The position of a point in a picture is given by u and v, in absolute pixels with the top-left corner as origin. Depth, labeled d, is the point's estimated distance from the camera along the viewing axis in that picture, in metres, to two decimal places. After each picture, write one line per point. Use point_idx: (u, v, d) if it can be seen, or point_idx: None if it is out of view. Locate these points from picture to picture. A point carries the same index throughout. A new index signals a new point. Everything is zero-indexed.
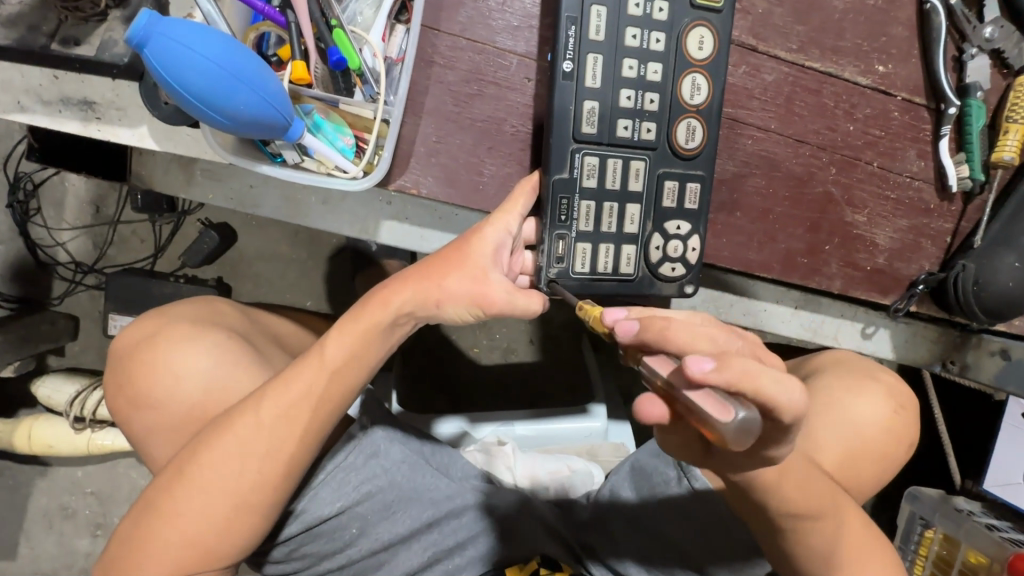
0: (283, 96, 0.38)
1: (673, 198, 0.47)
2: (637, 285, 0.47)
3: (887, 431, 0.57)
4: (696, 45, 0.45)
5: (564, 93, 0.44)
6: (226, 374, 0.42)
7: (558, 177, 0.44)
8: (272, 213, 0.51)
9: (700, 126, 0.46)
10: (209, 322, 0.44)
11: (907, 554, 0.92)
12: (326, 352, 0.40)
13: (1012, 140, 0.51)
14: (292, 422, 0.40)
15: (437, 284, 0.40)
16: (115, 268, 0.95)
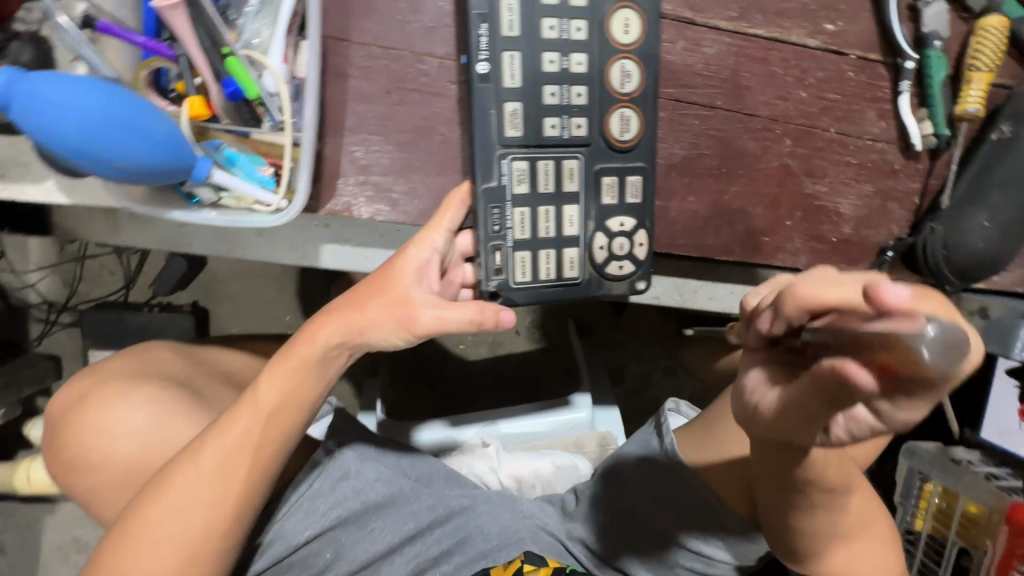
0: (179, 138, 0.36)
1: (612, 193, 0.45)
2: (584, 287, 0.46)
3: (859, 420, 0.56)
4: (621, 28, 0.43)
5: (482, 98, 0.41)
6: (166, 427, 0.43)
7: (486, 186, 0.42)
8: (207, 250, 0.49)
9: (634, 115, 0.44)
10: (142, 376, 0.45)
11: (907, 508, 0.92)
12: (258, 394, 0.39)
13: (976, 91, 0.48)
14: (232, 467, 0.39)
15: (361, 312, 0.39)
16: (88, 304, 0.95)
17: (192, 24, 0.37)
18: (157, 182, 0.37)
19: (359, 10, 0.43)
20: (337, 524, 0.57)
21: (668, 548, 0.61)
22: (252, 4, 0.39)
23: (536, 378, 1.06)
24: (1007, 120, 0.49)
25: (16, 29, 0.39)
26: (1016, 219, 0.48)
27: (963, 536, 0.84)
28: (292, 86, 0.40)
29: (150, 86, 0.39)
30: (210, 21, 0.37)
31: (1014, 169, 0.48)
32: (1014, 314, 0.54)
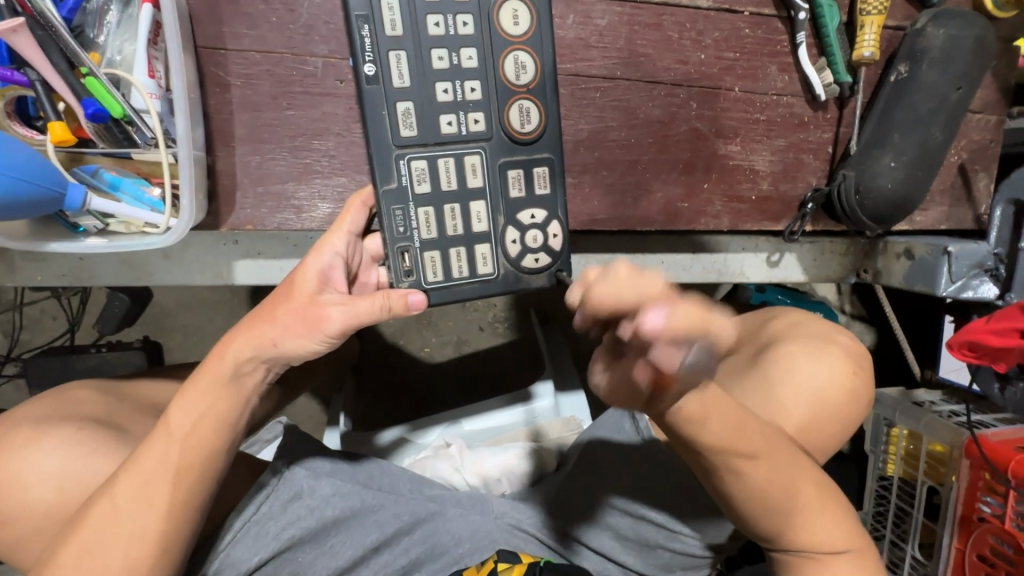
0: (38, 167, 0.35)
1: (519, 186, 0.43)
2: (501, 283, 0.44)
3: (841, 387, 0.53)
4: (511, 21, 0.41)
5: (373, 100, 0.40)
6: (80, 468, 0.40)
7: (385, 188, 0.40)
8: (113, 281, 0.47)
9: (534, 106, 0.43)
10: (55, 417, 0.43)
11: (878, 455, 0.93)
12: (171, 420, 0.38)
13: (870, 34, 0.49)
14: (150, 498, 0.38)
15: (268, 324, 0.37)
16: (32, 352, 0.91)
17: (42, 48, 0.35)
18: (27, 215, 0.35)
19: (232, 16, 0.42)
20: (294, 544, 0.55)
21: (646, 529, 0.60)
22: (113, 21, 0.38)
23: (504, 373, 1.06)
24: (903, 61, 0.49)
25: None
26: (921, 156, 0.49)
27: (931, 476, 0.84)
28: (164, 100, 0.39)
29: (15, 115, 0.38)
30: (64, 42, 0.35)
31: (915, 107, 0.48)
32: (938, 251, 0.53)
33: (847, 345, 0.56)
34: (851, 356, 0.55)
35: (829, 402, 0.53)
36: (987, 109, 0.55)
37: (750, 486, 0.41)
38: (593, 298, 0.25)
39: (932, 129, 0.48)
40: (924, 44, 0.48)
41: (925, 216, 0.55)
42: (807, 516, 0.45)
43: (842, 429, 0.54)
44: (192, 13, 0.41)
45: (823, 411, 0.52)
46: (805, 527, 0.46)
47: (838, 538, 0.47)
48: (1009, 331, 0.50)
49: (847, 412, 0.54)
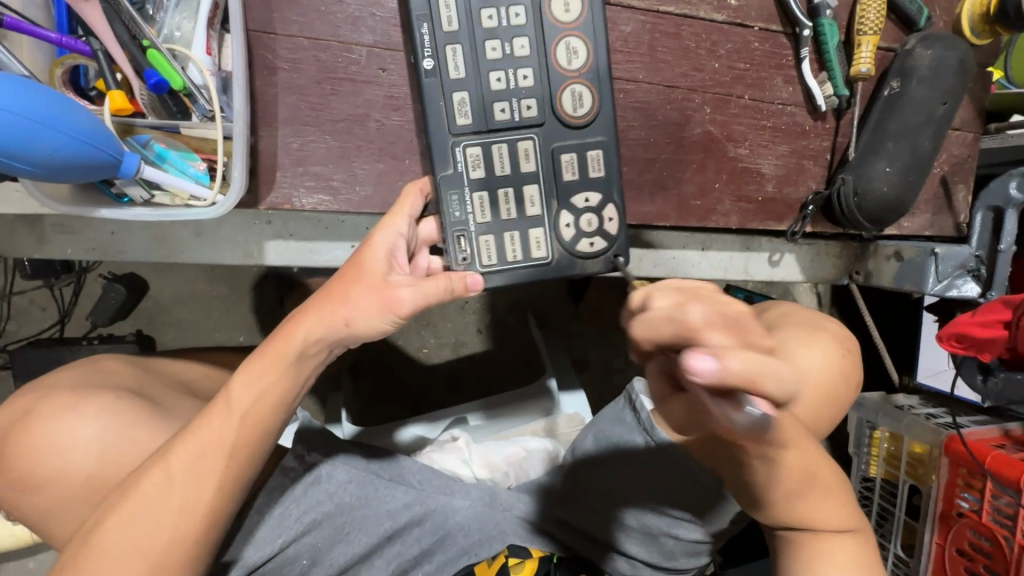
0: (99, 132, 0.35)
1: (574, 169, 0.45)
2: (556, 267, 0.45)
3: (834, 372, 0.57)
4: (562, 10, 0.43)
5: (430, 91, 0.42)
6: (123, 436, 0.42)
7: (442, 173, 0.43)
8: (144, 257, 0.47)
9: (585, 90, 0.44)
10: (92, 386, 0.44)
11: (862, 457, 0.97)
12: (229, 396, 0.38)
13: (866, 52, 0.53)
14: (202, 472, 0.38)
15: (342, 304, 0.38)
16: (18, 343, 0.88)
17: (107, 17, 0.36)
18: (75, 179, 0.36)
19: (283, 3, 0.44)
20: (313, 529, 0.55)
21: (649, 517, 0.61)
22: None
23: (501, 375, 1.07)
24: (896, 77, 0.54)
25: None
26: (912, 164, 0.54)
27: (911, 475, 0.88)
28: (218, 78, 0.40)
29: (68, 84, 0.39)
30: (126, 14, 0.37)
31: (906, 119, 0.53)
32: (925, 253, 0.57)
33: (834, 330, 0.60)
34: (840, 341, 0.59)
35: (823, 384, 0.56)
36: (965, 126, 0.61)
37: (767, 451, 0.44)
38: (633, 334, 0.33)
39: (921, 139, 0.53)
40: (914, 63, 0.53)
41: (913, 221, 0.59)
42: (815, 487, 0.48)
43: (832, 407, 0.57)
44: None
45: (824, 394, 0.55)
46: (812, 493, 0.49)
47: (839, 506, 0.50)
48: (992, 324, 0.60)
49: (838, 394, 0.57)
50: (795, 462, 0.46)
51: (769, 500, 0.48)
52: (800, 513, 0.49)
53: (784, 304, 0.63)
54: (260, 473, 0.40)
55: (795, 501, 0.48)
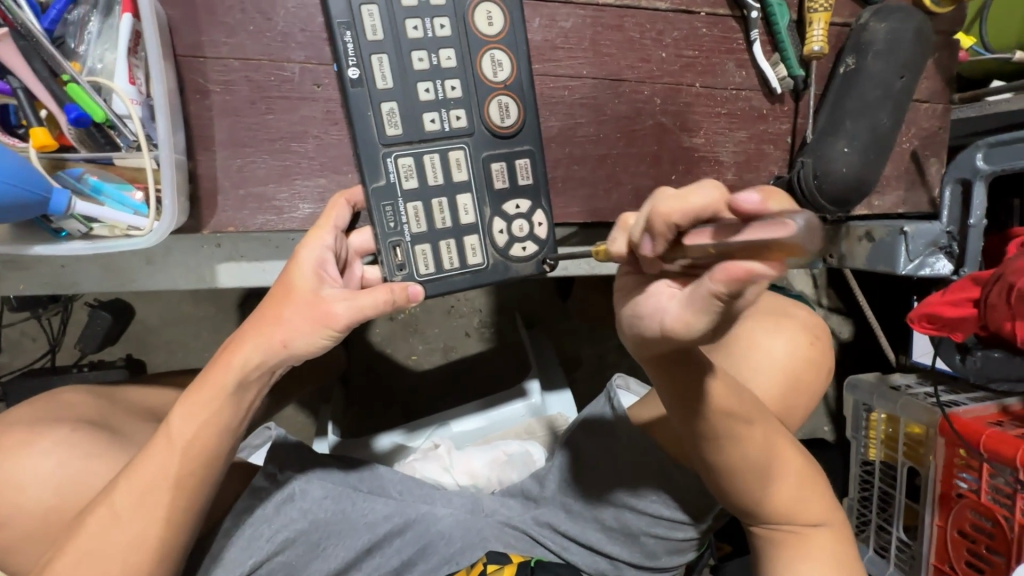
0: (26, 173, 0.36)
1: (503, 178, 0.45)
2: (491, 272, 0.45)
3: (805, 361, 0.56)
4: (485, 22, 0.44)
5: (358, 102, 0.42)
6: (78, 470, 0.42)
7: (374, 185, 0.42)
8: (97, 287, 0.48)
9: (512, 101, 0.45)
10: (50, 421, 0.45)
11: (860, 440, 0.95)
12: (172, 426, 0.38)
13: (818, 30, 0.52)
14: (150, 506, 0.38)
15: (275, 326, 0.38)
16: (11, 374, 0.90)
17: (25, 57, 0.37)
18: (16, 217, 0.36)
19: (211, 26, 0.43)
20: (288, 547, 0.55)
21: (629, 517, 0.60)
22: (93, 31, 0.39)
23: (491, 377, 1.07)
24: (850, 53, 0.52)
25: None
26: (871, 142, 0.52)
27: (910, 457, 0.86)
28: (144, 107, 0.40)
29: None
30: (45, 52, 0.37)
31: (863, 95, 0.52)
32: (895, 232, 0.56)
33: (802, 318, 0.59)
34: (808, 328, 0.58)
35: (790, 374, 0.55)
36: (932, 98, 0.59)
37: (736, 447, 0.42)
38: (659, 212, 0.27)
39: (880, 116, 0.52)
40: (869, 37, 0.52)
41: (883, 200, 0.58)
42: (783, 481, 0.47)
43: (807, 397, 0.57)
44: (171, 24, 0.43)
45: (790, 381, 0.55)
46: (782, 486, 0.47)
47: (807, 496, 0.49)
48: (962, 302, 0.59)
49: (810, 382, 0.56)
50: (766, 456, 0.45)
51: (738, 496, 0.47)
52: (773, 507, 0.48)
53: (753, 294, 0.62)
54: (211, 500, 0.40)
55: (768, 495, 0.47)
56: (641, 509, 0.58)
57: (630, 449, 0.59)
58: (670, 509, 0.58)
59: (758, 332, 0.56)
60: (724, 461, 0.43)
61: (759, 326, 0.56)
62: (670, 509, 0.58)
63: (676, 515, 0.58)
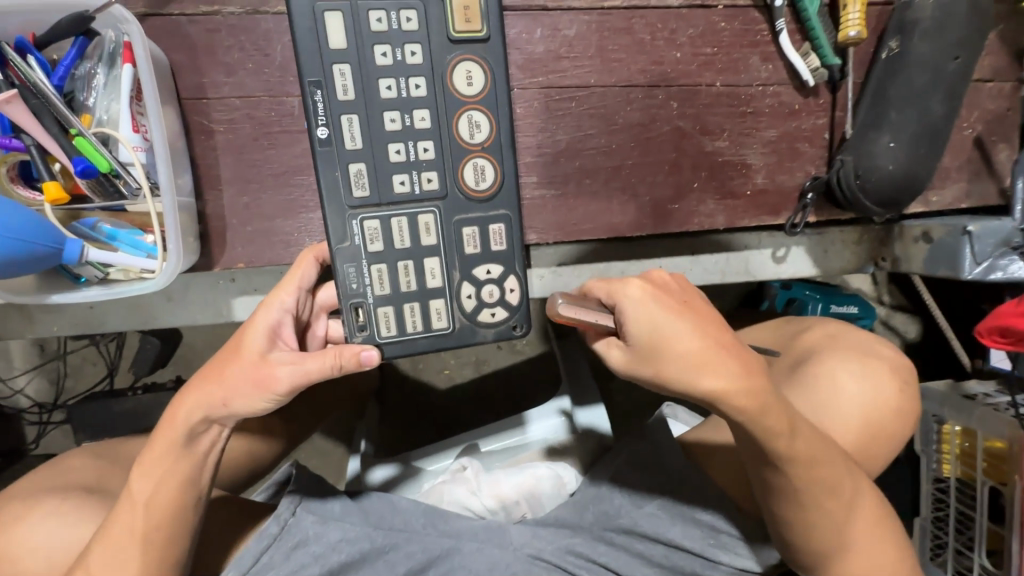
0: (38, 225, 0.38)
1: (475, 243, 0.41)
2: (456, 338, 0.41)
3: (893, 410, 0.50)
4: (464, 81, 0.39)
5: (325, 161, 0.38)
6: (68, 534, 0.45)
7: (339, 247, 0.39)
8: (123, 325, 0.50)
9: (489, 164, 0.41)
10: (50, 489, 0.48)
11: (931, 454, 0.86)
12: (132, 488, 0.39)
13: (853, 13, 0.47)
14: (120, 562, 0.39)
15: (218, 385, 0.38)
16: (75, 398, 0.96)
17: (35, 114, 0.38)
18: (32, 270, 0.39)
19: (212, 66, 0.44)
20: None
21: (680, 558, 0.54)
22: (100, 84, 0.40)
23: (525, 390, 1.05)
24: (894, 36, 0.47)
25: None
26: (921, 134, 0.46)
27: (992, 476, 0.77)
28: (149, 153, 0.41)
29: (16, 177, 0.40)
30: (55, 108, 0.38)
31: (911, 81, 0.46)
32: (956, 232, 0.49)
33: (890, 359, 0.52)
34: (896, 372, 0.51)
35: (874, 420, 0.49)
36: (998, 76, 0.52)
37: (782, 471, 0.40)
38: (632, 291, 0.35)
39: (931, 104, 0.45)
40: (914, 15, 0.46)
41: (942, 197, 0.53)
42: (843, 522, 0.43)
43: (891, 447, 0.50)
44: (174, 67, 0.43)
45: (875, 431, 0.49)
46: (845, 523, 0.43)
47: (869, 544, 0.45)
48: None
49: (897, 430, 0.50)
50: (824, 488, 0.42)
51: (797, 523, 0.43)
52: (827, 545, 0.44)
53: (832, 324, 0.55)
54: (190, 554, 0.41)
55: (822, 534, 0.43)
56: (699, 551, 0.54)
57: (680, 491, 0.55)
58: (731, 554, 0.53)
59: (840, 369, 0.50)
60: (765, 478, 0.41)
61: (843, 364, 0.50)
62: (732, 555, 0.53)
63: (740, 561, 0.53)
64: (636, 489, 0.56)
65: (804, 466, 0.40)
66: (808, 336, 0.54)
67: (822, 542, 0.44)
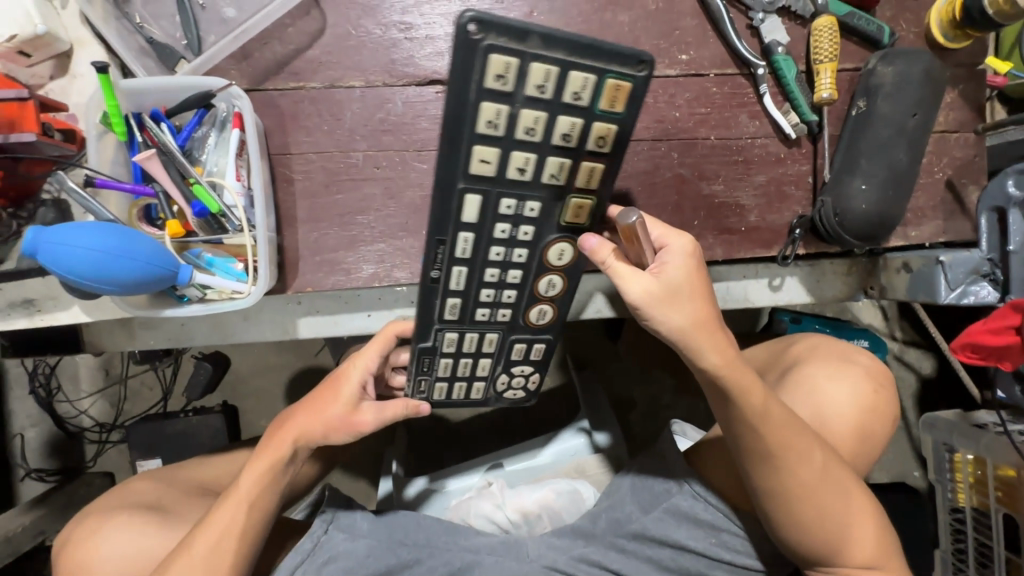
0: (158, 254, 0.45)
1: (520, 353, 0.56)
2: (484, 403, 0.59)
3: (867, 410, 0.56)
4: (556, 257, 0.49)
5: (430, 294, 0.49)
6: (154, 537, 0.53)
7: (422, 347, 0.52)
8: (205, 340, 0.58)
9: (549, 310, 0.53)
10: (121, 506, 0.56)
11: (945, 484, 0.87)
12: (240, 486, 0.49)
13: (826, 79, 0.55)
14: (220, 551, 0.48)
15: (318, 419, 0.51)
16: (133, 420, 1.03)
17: (164, 167, 0.48)
18: (150, 291, 0.46)
19: (295, 129, 0.54)
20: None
21: (687, 559, 0.58)
22: (212, 144, 0.51)
23: (546, 418, 1.10)
24: (861, 96, 0.56)
25: (43, 198, 0.49)
26: (890, 177, 0.53)
27: (1004, 503, 0.78)
28: (247, 197, 0.51)
29: (141, 218, 0.50)
30: (178, 162, 0.49)
31: (879, 134, 0.54)
32: (931, 262, 0.55)
33: (866, 364, 0.58)
34: (872, 375, 0.57)
35: (851, 420, 0.55)
36: (961, 128, 0.60)
37: (773, 468, 0.47)
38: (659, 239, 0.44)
39: (896, 153, 0.53)
40: (877, 81, 0.54)
41: (919, 232, 0.60)
42: (833, 513, 0.49)
43: (871, 445, 0.56)
44: (266, 130, 0.54)
45: (851, 429, 0.55)
46: (832, 515, 0.49)
47: (856, 532, 0.50)
48: (1004, 330, 0.53)
49: (876, 430, 0.56)
50: (811, 483, 0.47)
51: (791, 520, 0.48)
52: (819, 538, 0.49)
53: (813, 338, 0.61)
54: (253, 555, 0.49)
55: (813, 527, 0.48)
56: (702, 550, 0.58)
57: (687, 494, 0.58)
58: (732, 552, 0.58)
59: (820, 376, 0.56)
60: (757, 474, 0.47)
61: (821, 371, 0.56)
62: (732, 552, 0.58)
63: (739, 559, 0.58)
64: (645, 495, 0.60)
65: (787, 453, 0.46)
66: (794, 348, 0.60)
67: (813, 534, 0.49)
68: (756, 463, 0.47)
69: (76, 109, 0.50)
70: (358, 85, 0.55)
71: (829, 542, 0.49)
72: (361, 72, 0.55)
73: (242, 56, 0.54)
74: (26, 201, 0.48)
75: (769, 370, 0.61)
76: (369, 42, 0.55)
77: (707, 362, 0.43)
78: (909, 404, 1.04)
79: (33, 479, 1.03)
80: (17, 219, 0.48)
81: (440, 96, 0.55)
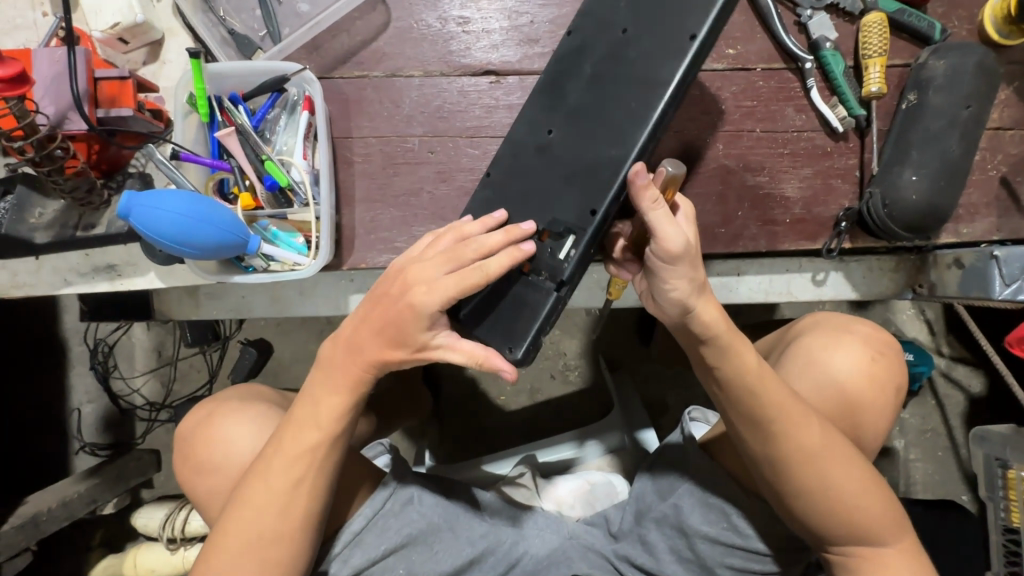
0: (236, 223, 0.49)
1: None
2: None
3: (868, 381, 0.54)
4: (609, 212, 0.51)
5: None
6: (259, 441, 0.55)
7: None
8: (264, 312, 0.62)
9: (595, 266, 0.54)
10: (250, 400, 0.59)
11: (997, 502, 0.79)
12: (321, 415, 0.46)
13: (875, 72, 0.56)
14: (294, 471, 0.46)
15: (395, 339, 0.43)
16: (182, 401, 1.06)
17: (241, 144, 0.52)
18: (223, 258, 0.50)
19: (358, 114, 0.58)
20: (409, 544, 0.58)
21: (702, 546, 0.56)
22: (282, 125, 0.55)
23: (577, 418, 1.10)
24: (912, 90, 0.56)
25: (130, 169, 0.53)
26: (942, 169, 0.53)
27: None
28: (312, 175, 0.54)
29: (216, 192, 0.54)
30: (253, 140, 0.53)
31: (930, 125, 0.54)
32: (984, 257, 0.55)
33: (864, 332, 0.56)
34: (869, 343, 0.55)
35: (849, 392, 0.53)
36: (1017, 125, 0.59)
37: (774, 440, 0.45)
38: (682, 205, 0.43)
39: (948, 144, 0.53)
40: (928, 74, 0.55)
41: (971, 228, 0.59)
42: (843, 489, 0.46)
43: (874, 419, 0.54)
44: (331, 115, 0.58)
45: (849, 401, 0.53)
46: (842, 492, 0.46)
47: (868, 506, 0.46)
48: None
49: (880, 401, 0.54)
50: (815, 453, 0.45)
51: (796, 497, 0.46)
52: (828, 517, 0.46)
53: (817, 313, 0.60)
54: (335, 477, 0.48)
55: (823, 504, 0.46)
56: (719, 538, 0.55)
57: (707, 480, 0.56)
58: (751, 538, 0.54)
59: (817, 349, 0.55)
60: (754, 447, 0.46)
61: (816, 342, 0.55)
62: (743, 537, 0.55)
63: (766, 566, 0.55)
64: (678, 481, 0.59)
65: (782, 421, 0.44)
66: (797, 324, 0.60)
67: (824, 512, 0.46)
68: (756, 435, 0.45)
69: (165, 91, 0.55)
70: (417, 75, 0.58)
71: (834, 520, 0.46)
72: (420, 63, 0.58)
73: (313, 47, 0.58)
74: (116, 173, 0.53)
75: (774, 350, 0.61)
76: (429, 35, 0.58)
77: (704, 319, 0.42)
78: (955, 423, 0.99)
79: (85, 453, 1.06)
80: (107, 189, 0.53)
81: (493, 86, 0.58)
